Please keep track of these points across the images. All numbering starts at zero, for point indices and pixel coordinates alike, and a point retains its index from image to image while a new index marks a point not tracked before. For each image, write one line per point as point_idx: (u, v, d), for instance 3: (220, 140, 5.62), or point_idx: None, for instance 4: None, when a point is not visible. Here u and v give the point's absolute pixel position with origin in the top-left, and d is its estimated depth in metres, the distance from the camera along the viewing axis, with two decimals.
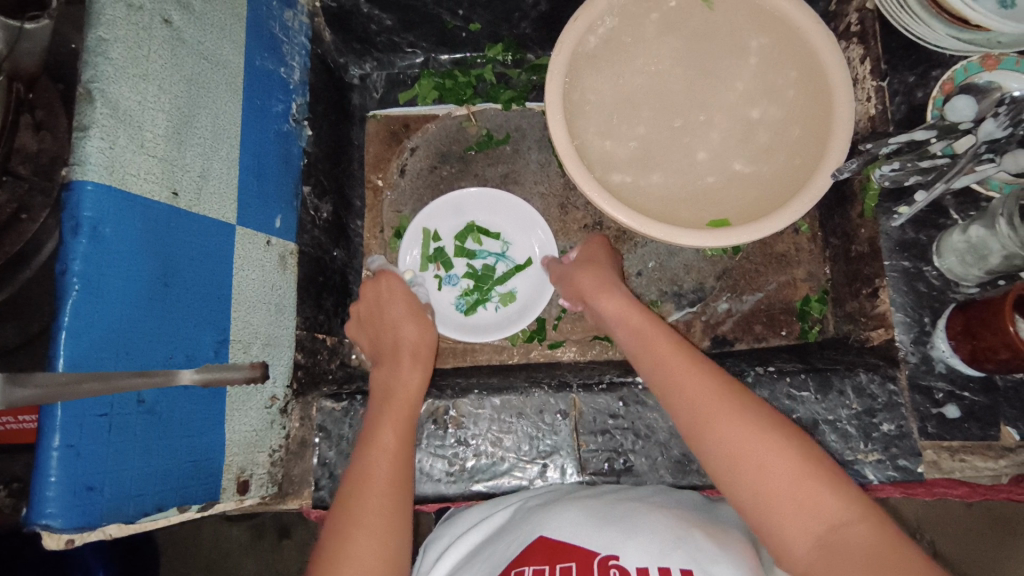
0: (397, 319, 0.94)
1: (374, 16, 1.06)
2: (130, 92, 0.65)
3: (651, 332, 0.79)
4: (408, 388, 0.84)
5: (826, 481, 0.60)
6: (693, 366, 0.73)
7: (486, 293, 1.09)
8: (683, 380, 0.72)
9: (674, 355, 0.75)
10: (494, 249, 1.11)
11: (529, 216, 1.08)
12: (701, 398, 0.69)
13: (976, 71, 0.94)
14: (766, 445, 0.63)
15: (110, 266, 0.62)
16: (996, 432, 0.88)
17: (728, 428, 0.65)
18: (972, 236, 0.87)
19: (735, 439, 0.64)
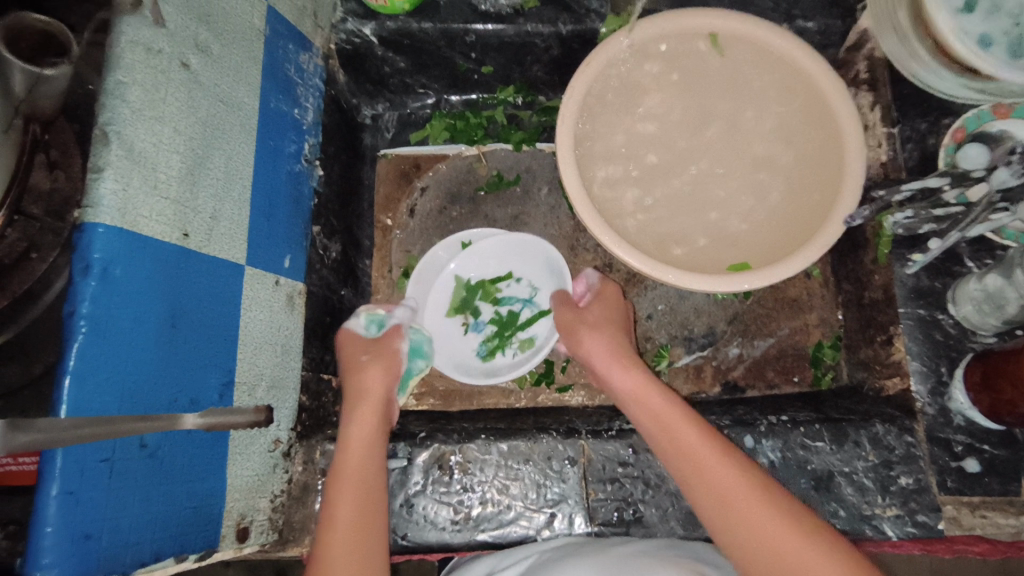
0: (358, 365, 0.88)
1: (388, 59, 1.08)
2: (146, 133, 0.65)
3: (672, 417, 0.76)
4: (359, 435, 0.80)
5: None
6: (722, 462, 0.70)
7: (507, 340, 1.07)
8: (708, 476, 0.69)
9: (701, 447, 0.72)
10: (520, 295, 1.09)
11: (549, 260, 1.05)
12: (737, 501, 0.66)
13: (988, 119, 0.95)
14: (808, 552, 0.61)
15: (118, 308, 0.61)
16: (1017, 487, 0.86)
17: (768, 535, 0.63)
18: (987, 285, 0.86)
19: (774, 542, 0.62)
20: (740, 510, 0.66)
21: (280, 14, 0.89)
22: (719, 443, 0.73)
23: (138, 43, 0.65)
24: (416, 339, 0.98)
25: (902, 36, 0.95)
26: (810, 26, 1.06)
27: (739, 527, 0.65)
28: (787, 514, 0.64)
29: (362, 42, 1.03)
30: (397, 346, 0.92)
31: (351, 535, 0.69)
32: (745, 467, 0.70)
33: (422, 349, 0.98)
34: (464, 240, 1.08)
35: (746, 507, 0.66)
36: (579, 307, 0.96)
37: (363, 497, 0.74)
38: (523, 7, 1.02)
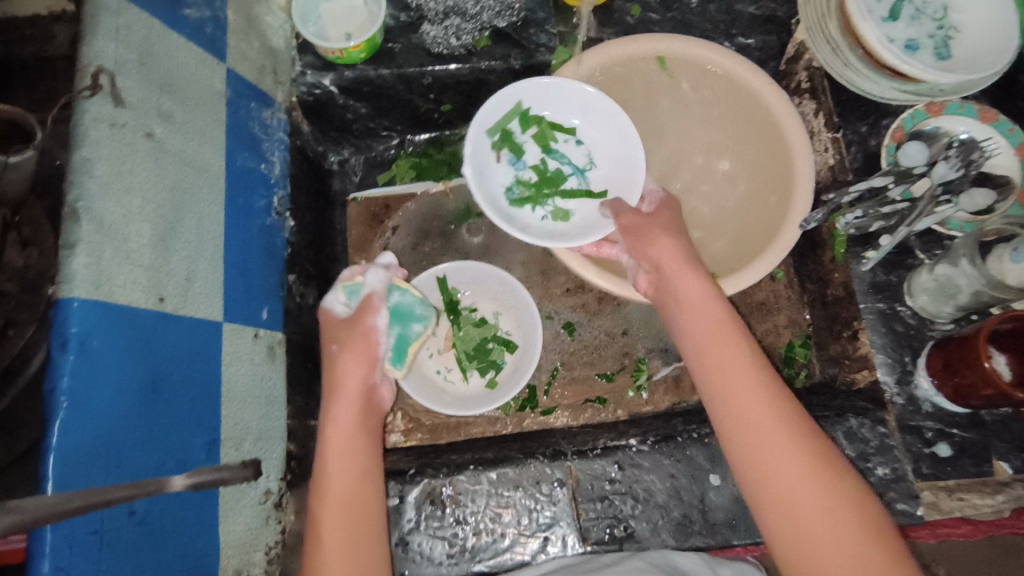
0: (337, 357, 0.86)
1: (349, 106, 1.10)
2: (115, 206, 0.67)
3: (724, 350, 0.76)
4: (336, 436, 0.80)
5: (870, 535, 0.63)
6: (769, 407, 0.71)
7: (491, 360, 1.09)
8: (736, 404, 0.73)
9: (751, 384, 0.73)
10: (574, 161, 1.00)
11: (624, 128, 0.95)
12: (774, 450, 0.69)
13: (924, 117, 1.00)
14: (818, 493, 0.66)
15: (98, 379, 0.63)
16: (989, 467, 0.89)
17: (794, 481, 0.67)
18: (939, 275, 0.90)
19: (791, 479, 0.67)
20: (772, 457, 0.69)
21: (240, 75, 0.92)
22: (773, 381, 0.74)
23: (101, 120, 0.67)
24: (404, 302, 0.94)
25: (834, 46, 1.00)
26: (750, 43, 1.10)
27: (759, 458, 0.70)
28: (821, 467, 0.67)
29: (323, 92, 1.06)
30: (376, 325, 0.87)
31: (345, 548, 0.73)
32: (791, 412, 0.71)
33: (414, 312, 0.95)
34: (537, 81, 0.94)
35: (769, 441, 0.70)
36: (647, 236, 0.86)
37: (353, 511, 0.76)
38: (475, 47, 1.05)
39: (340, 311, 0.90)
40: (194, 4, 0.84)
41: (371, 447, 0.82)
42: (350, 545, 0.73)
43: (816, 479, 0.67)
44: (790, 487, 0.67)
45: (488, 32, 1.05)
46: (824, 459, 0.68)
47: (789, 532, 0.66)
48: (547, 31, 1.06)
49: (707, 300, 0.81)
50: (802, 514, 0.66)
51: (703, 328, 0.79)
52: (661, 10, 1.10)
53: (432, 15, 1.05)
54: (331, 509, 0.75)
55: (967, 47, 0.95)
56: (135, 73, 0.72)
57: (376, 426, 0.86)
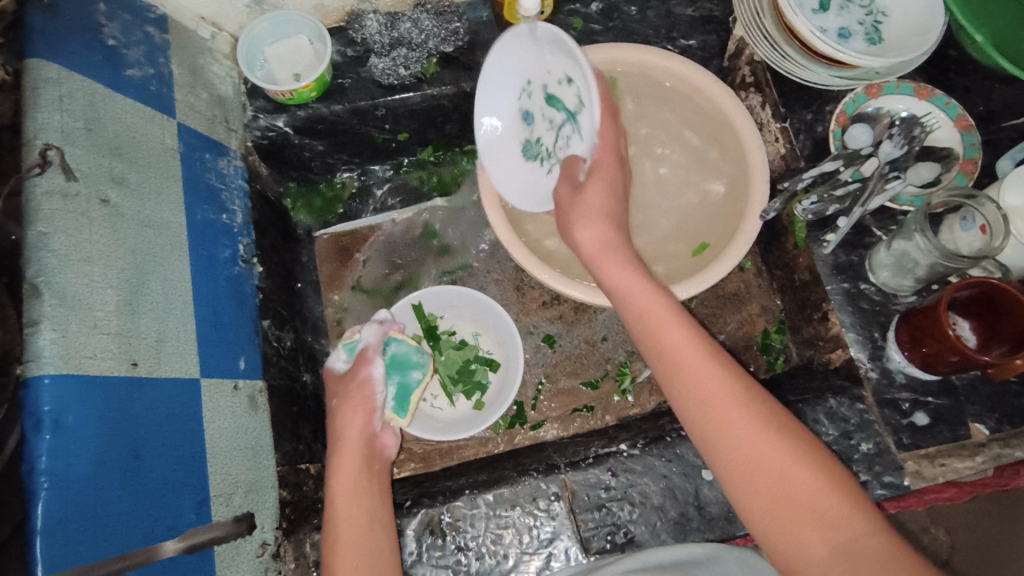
0: (339, 409, 0.92)
1: (306, 144, 1.10)
2: (77, 277, 0.67)
3: (673, 336, 0.74)
4: (342, 489, 0.83)
5: (844, 500, 0.62)
6: (727, 389, 0.69)
7: (476, 382, 1.09)
8: (694, 377, 0.71)
9: (703, 367, 0.71)
10: (566, 104, 0.89)
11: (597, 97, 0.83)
12: (737, 433, 0.67)
13: (864, 100, 1.03)
14: (781, 459, 0.65)
15: (77, 455, 0.62)
16: (966, 430, 0.92)
17: (761, 460, 0.65)
18: (895, 249, 0.93)
19: (749, 449, 0.66)
20: (740, 440, 0.67)
21: (191, 128, 0.92)
22: (722, 361, 0.72)
23: (54, 192, 0.68)
24: (400, 351, 0.99)
25: (771, 40, 1.03)
26: (691, 44, 1.13)
27: (717, 430, 0.68)
28: (787, 439, 0.66)
29: (277, 134, 1.06)
30: (371, 375, 0.93)
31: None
32: (748, 391, 0.69)
33: (411, 360, 0.99)
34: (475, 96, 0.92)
35: (724, 410, 0.68)
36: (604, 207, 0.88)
37: (364, 545, 0.77)
38: (425, 74, 1.06)
39: (342, 369, 0.98)
40: (136, 63, 0.84)
41: (379, 488, 0.85)
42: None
43: (785, 453, 0.65)
44: (755, 458, 0.65)
45: (435, 58, 1.06)
46: (793, 433, 0.66)
47: (759, 502, 0.64)
48: None
49: (646, 288, 0.78)
50: (766, 481, 0.64)
51: (647, 316, 0.77)
52: (602, 20, 1.12)
53: (378, 47, 1.05)
54: (342, 550, 0.76)
55: (896, 28, 0.99)
56: (83, 140, 0.73)
57: (380, 472, 0.88)
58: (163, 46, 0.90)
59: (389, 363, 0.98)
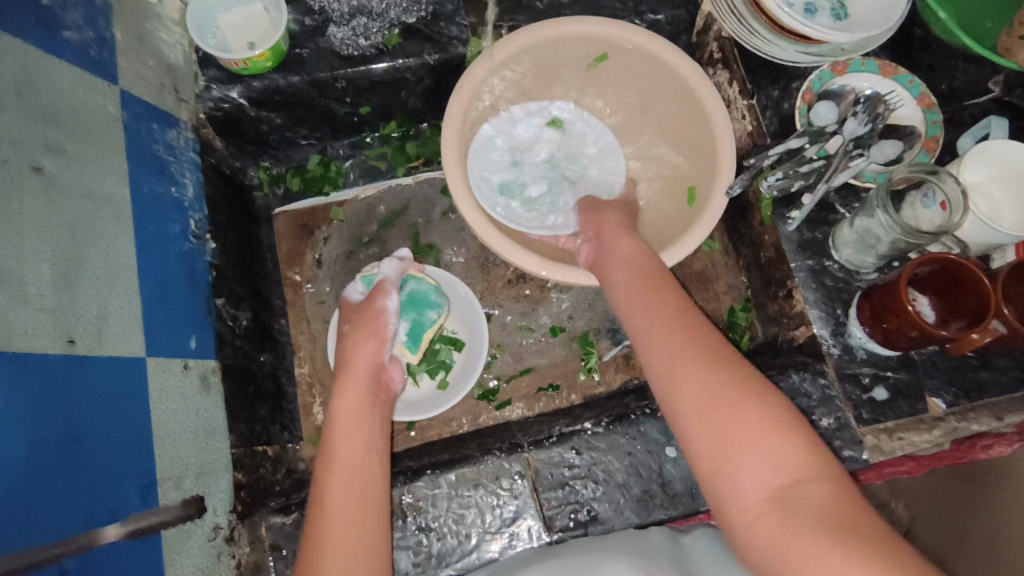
0: (351, 337, 0.90)
1: (263, 117, 1.06)
2: (6, 250, 0.63)
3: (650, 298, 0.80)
4: (348, 413, 0.81)
5: (788, 442, 0.62)
6: (690, 338, 0.73)
7: (440, 361, 1.05)
8: (663, 331, 0.75)
9: (673, 323, 0.76)
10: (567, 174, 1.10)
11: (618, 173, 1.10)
12: (693, 372, 0.69)
13: (829, 77, 1.02)
14: (728, 398, 0.66)
15: (8, 437, 0.59)
16: (924, 405, 0.93)
17: (714, 399, 0.66)
18: (859, 227, 0.93)
19: (699, 389, 0.68)
20: (696, 381, 0.68)
21: (137, 96, 0.88)
22: (693, 319, 0.76)
23: None
24: (419, 289, 0.98)
25: (738, 15, 1.02)
26: (660, 18, 1.11)
27: (672, 374, 0.71)
28: (740, 383, 0.67)
29: (232, 106, 1.02)
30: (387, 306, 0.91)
31: (346, 506, 0.72)
32: (715, 342, 0.72)
33: (429, 299, 0.98)
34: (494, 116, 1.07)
35: (683, 356, 0.71)
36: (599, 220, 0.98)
37: (354, 473, 0.75)
38: (386, 45, 1.02)
39: (358, 301, 0.96)
40: (74, 26, 0.79)
41: (379, 420, 0.84)
42: (352, 506, 0.72)
43: (738, 394, 0.66)
44: (703, 397, 0.67)
45: (398, 29, 1.03)
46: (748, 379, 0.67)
47: (703, 440, 0.66)
48: (459, 22, 1.04)
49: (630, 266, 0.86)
50: (712, 418, 0.66)
51: (632, 284, 0.83)
52: None
53: (337, 16, 1.02)
54: (335, 473, 0.75)
55: (864, 4, 0.99)
56: (13, 105, 0.68)
57: (385, 403, 0.86)
58: (105, 8, 0.85)
59: (407, 300, 0.97)
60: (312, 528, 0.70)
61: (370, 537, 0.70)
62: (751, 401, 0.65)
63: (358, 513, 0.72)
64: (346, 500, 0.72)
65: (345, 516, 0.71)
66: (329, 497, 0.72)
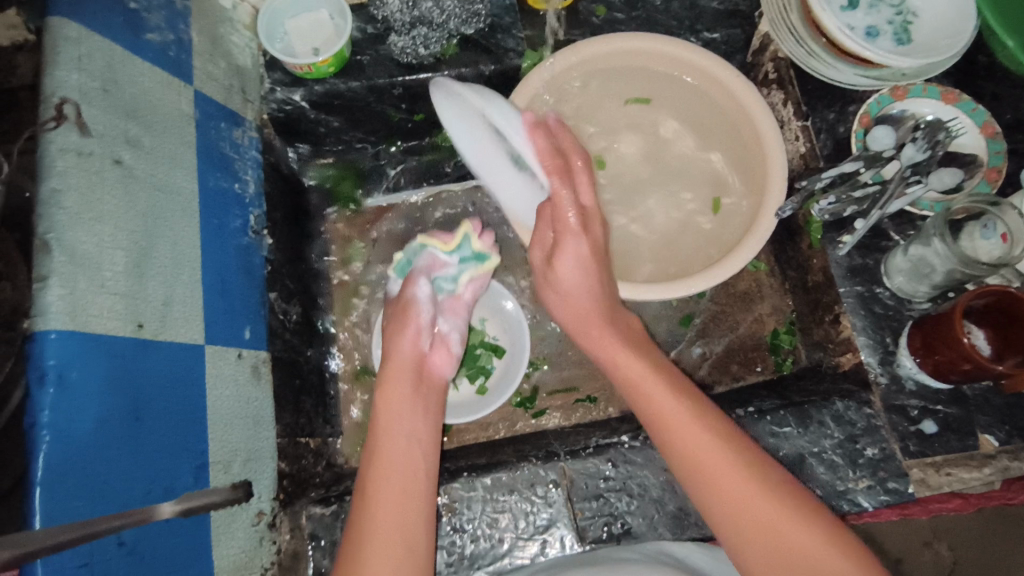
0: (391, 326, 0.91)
1: (322, 120, 1.10)
2: (87, 235, 0.67)
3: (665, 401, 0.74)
4: (390, 412, 0.82)
5: (824, 533, 0.62)
6: (718, 441, 0.70)
7: (481, 367, 1.08)
8: (674, 420, 0.73)
9: (697, 434, 0.71)
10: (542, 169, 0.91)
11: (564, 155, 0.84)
12: (735, 492, 0.66)
13: (888, 102, 1.01)
14: (756, 491, 0.66)
15: (80, 411, 0.62)
16: (975, 441, 0.90)
17: (766, 518, 0.64)
18: (912, 255, 0.92)
19: (727, 482, 0.67)
20: (736, 494, 0.66)
21: (208, 96, 0.92)
22: (705, 406, 0.74)
23: (68, 150, 0.68)
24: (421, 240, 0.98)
25: (797, 36, 1.01)
26: (715, 37, 1.11)
27: (695, 467, 0.70)
28: (764, 475, 0.67)
29: (294, 108, 1.06)
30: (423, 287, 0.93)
31: (393, 513, 0.72)
32: (745, 450, 0.69)
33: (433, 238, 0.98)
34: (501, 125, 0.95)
35: (703, 447, 0.70)
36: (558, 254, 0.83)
37: (403, 476, 0.76)
38: (444, 55, 1.05)
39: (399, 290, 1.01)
40: (156, 28, 0.84)
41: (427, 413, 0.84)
42: (396, 512, 0.73)
43: (788, 511, 0.64)
44: (733, 490, 0.67)
45: (456, 40, 1.05)
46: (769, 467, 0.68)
47: (741, 534, 0.65)
48: (515, 35, 1.06)
49: (631, 360, 0.80)
50: (749, 513, 0.65)
51: (636, 383, 0.78)
52: (625, 9, 1.10)
53: (398, 25, 1.05)
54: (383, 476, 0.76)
55: (926, 30, 0.98)
56: (100, 100, 0.73)
57: (430, 393, 0.86)
58: (184, 12, 0.89)
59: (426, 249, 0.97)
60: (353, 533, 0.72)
61: (412, 553, 0.70)
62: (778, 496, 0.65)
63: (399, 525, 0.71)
64: (389, 506, 0.73)
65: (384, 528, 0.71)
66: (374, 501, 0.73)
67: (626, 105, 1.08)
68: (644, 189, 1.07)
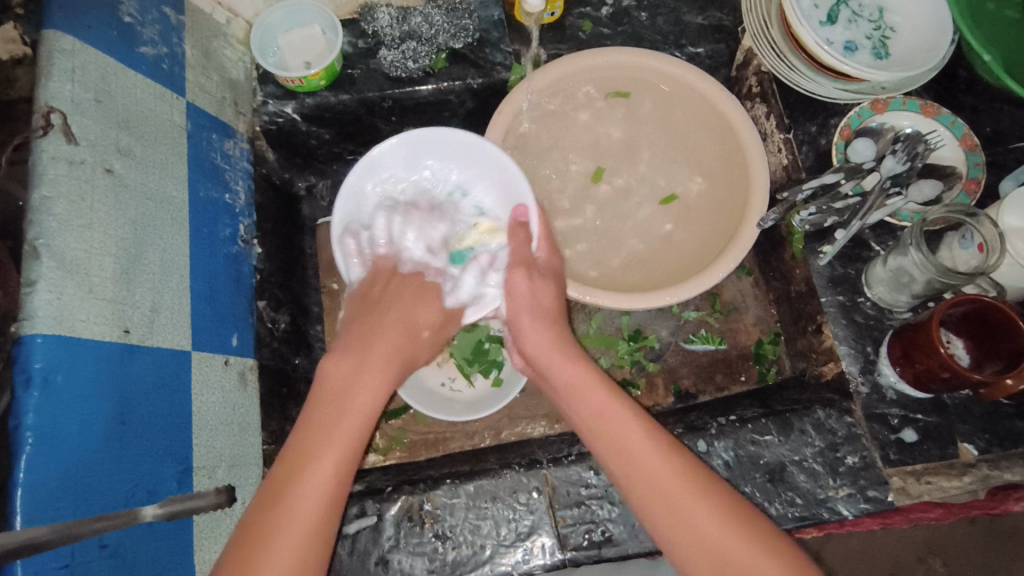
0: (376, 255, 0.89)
1: (313, 133, 1.12)
2: (76, 242, 0.69)
3: (633, 435, 0.75)
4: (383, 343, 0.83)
5: (758, 542, 0.66)
6: (657, 444, 0.74)
7: (492, 361, 1.10)
8: (619, 426, 0.76)
9: (665, 469, 0.71)
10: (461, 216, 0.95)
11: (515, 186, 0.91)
12: (697, 514, 0.68)
13: (869, 115, 1.02)
14: (692, 494, 0.70)
15: (64, 414, 0.63)
16: (954, 450, 0.91)
17: (703, 525, 0.68)
18: (891, 266, 0.93)
19: (667, 481, 0.71)
20: (672, 490, 0.70)
21: (201, 108, 0.94)
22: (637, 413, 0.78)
23: (60, 158, 0.69)
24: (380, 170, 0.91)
25: (778, 51, 1.03)
26: (699, 52, 1.13)
27: (639, 468, 0.73)
28: (702, 481, 0.71)
29: (285, 121, 1.08)
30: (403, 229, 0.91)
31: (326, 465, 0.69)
32: (722, 484, 0.72)
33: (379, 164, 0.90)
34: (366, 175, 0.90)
35: (647, 456, 0.73)
36: (536, 276, 0.88)
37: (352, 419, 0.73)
38: (433, 69, 1.07)
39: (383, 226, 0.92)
40: (149, 41, 0.86)
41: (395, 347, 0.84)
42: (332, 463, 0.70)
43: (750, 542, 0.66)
44: (674, 489, 0.70)
45: (445, 54, 1.08)
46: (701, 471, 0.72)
47: (675, 528, 0.69)
48: (503, 50, 1.08)
49: (593, 384, 0.80)
50: (690, 512, 0.69)
51: (599, 413, 0.78)
52: (611, 25, 1.12)
53: (388, 40, 1.07)
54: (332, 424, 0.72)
55: (903, 46, 1.00)
56: (92, 112, 0.75)
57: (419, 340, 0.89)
58: (178, 27, 0.92)
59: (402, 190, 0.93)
60: (273, 481, 0.68)
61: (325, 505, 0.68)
62: (714, 499, 0.69)
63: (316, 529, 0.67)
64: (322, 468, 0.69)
65: (311, 506, 0.67)
66: (320, 451, 0.70)
67: (612, 119, 1.10)
68: (627, 200, 1.09)
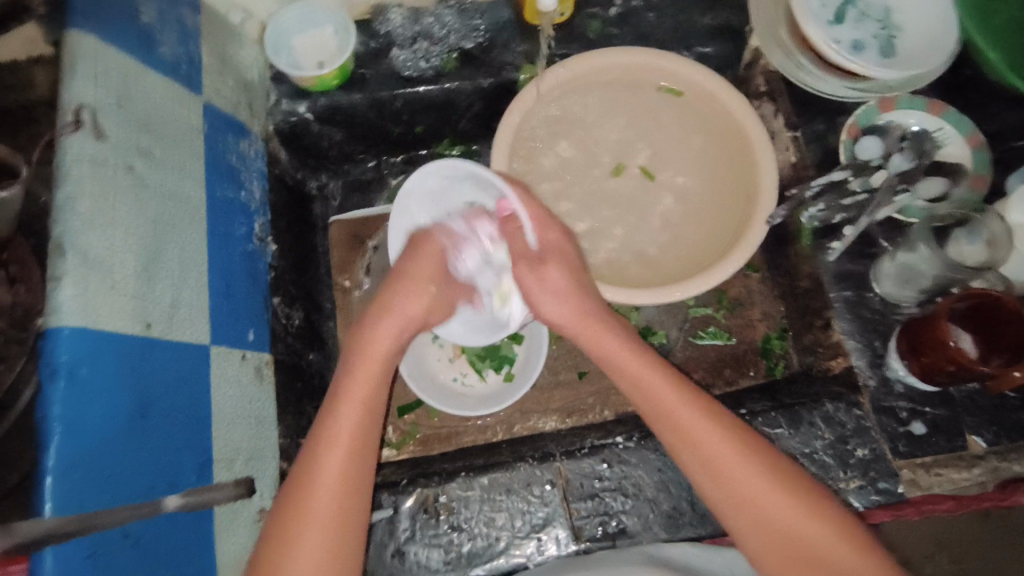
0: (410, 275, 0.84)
1: (324, 132, 1.15)
2: (99, 240, 0.70)
3: (669, 396, 0.76)
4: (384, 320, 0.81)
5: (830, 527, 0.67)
6: (708, 418, 0.74)
7: (503, 356, 1.11)
8: (662, 394, 0.77)
9: (706, 427, 0.74)
10: None
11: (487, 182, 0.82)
12: (750, 489, 0.70)
13: (875, 113, 1.03)
14: (748, 470, 0.71)
15: (88, 407, 0.64)
16: (963, 442, 0.92)
17: (758, 501, 0.69)
18: (899, 261, 0.94)
19: (719, 458, 0.72)
20: (725, 467, 0.71)
21: (217, 108, 0.95)
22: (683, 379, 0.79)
23: (83, 158, 0.70)
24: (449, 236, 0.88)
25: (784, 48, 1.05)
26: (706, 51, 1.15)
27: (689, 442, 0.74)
28: (756, 454, 0.72)
29: (298, 120, 1.10)
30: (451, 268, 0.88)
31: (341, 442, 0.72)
32: (777, 461, 0.72)
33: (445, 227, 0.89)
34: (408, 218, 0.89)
35: (698, 428, 0.74)
36: (537, 267, 0.85)
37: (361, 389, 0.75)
38: (444, 69, 1.10)
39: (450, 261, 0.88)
40: (169, 43, 0.88)
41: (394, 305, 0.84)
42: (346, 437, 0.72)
43: (808, 516, 0.68)
44: (726, 470, 0.71)
45: (455, 54, 1.09)
46: (758, 444, 0.73)
47: (735, 509, 0.70)
48: (513, 49, 1.10)
49: (632, 352, 0.82)
50: (742, 492, 0.70)
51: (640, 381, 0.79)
52: (620, 24, 1.13)
53: (400, 40, 1.08)
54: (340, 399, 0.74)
55: (908, 45, 1.01)
56: (116, 111, 0.76)
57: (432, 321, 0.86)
58: (195, 28, 0.93)
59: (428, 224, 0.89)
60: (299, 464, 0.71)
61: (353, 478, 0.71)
62: (772, 474, 0.71)
63: (349, 489, 0.71)
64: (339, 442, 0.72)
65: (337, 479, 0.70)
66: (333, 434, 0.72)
67: (620, 118, 1.11)
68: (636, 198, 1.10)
